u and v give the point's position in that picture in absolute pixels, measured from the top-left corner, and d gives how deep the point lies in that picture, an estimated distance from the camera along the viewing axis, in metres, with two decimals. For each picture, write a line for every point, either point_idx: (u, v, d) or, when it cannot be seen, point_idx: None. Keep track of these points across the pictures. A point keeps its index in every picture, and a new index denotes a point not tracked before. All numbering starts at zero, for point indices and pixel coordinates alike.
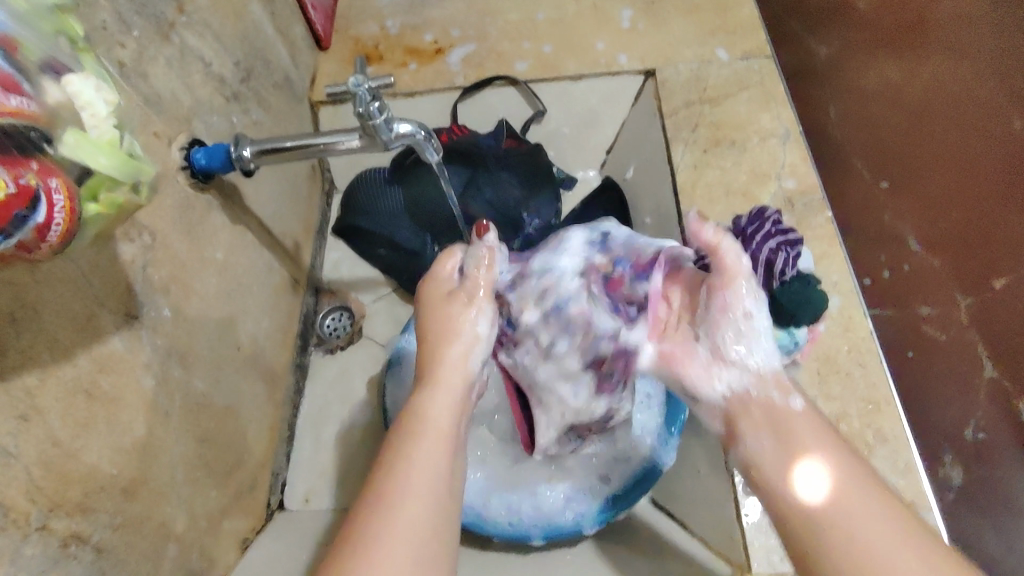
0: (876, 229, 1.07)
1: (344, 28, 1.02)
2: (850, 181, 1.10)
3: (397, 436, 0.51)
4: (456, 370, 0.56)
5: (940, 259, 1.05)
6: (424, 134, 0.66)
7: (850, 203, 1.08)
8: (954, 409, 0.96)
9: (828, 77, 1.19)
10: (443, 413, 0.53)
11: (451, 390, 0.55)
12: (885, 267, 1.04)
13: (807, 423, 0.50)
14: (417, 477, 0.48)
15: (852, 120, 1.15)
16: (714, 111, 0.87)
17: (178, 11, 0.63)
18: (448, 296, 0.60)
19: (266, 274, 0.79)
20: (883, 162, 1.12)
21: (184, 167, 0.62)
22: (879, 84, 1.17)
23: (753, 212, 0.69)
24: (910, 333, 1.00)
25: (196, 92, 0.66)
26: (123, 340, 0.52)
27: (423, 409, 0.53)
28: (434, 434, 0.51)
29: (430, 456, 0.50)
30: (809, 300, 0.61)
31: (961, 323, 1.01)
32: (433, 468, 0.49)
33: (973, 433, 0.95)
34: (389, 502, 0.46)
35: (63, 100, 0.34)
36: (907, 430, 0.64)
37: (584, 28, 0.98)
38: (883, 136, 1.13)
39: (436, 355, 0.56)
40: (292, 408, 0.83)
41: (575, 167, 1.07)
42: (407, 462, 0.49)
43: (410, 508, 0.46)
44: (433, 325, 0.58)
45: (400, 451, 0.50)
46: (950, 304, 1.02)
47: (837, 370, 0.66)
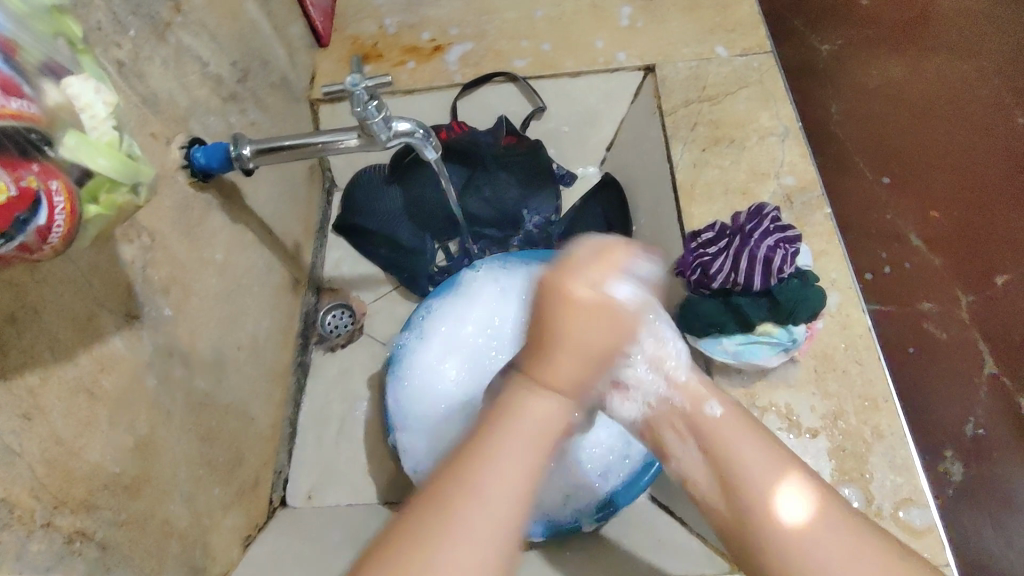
0: (876, 226, 1.06)
1: (342, 27, 1.03)
2: (851, 177, 1.09)
3: (486, 432, 0.49)
4: (578, 383, 0.50)
5: (938, 255, 1.04)
6: (423, 133, 0.66)
7: (852, 200, 1.08)
8: (954, 409, 0.95)
9: (829, 73, 1.18)
10: (544, 413, 0.49)
11: (570, 396, 0.50)
12: (885, 264, 1.03)
13: (730, 428, 0.53)
14: (502, 481, 0.46)
15: (853, 117, 1.14)
16: (712, 109, 0.87)
17: (175, 12, 0.63)
18: (592, 282, 0.49)
19: (265, 274, 0.79)
20: (884, 157, 1.11)
21: (183, 166, 0.63)
22: (881, 82, 1.17)
23: (752, 209, 0.69)
24: (912, 332, 0.99)
25: (193, 93, 0.66)
26: (123, 339, 0.53)
27: (524, 406, 0.49)
28: (525, 430, 0.48)
29: (518, 451, 0.47)
30: (806, 296, 0.63)
31: (961, 320, 1.00)
32: (521, 471, 0.47)
33: (973, 429, 0.95)
34: (470, 489, 0.45)
35: (62, 103, 0.34)
36: (906, 427, 0.64)
37: (581, 26, 0.98)
38: (884, 132, 1.13)
39: (548, 348, 0.49)
40: (293, 406, 0.84)
41: (575, 164, 1.07)
42: (496, 461, 0.47)
43: (486, 514, 0.45)
44: (574, 321, 0.48)
45: (493, 441, 0.48)
46: (950, 302, 1.01)
47: (835, 367, 0.67)
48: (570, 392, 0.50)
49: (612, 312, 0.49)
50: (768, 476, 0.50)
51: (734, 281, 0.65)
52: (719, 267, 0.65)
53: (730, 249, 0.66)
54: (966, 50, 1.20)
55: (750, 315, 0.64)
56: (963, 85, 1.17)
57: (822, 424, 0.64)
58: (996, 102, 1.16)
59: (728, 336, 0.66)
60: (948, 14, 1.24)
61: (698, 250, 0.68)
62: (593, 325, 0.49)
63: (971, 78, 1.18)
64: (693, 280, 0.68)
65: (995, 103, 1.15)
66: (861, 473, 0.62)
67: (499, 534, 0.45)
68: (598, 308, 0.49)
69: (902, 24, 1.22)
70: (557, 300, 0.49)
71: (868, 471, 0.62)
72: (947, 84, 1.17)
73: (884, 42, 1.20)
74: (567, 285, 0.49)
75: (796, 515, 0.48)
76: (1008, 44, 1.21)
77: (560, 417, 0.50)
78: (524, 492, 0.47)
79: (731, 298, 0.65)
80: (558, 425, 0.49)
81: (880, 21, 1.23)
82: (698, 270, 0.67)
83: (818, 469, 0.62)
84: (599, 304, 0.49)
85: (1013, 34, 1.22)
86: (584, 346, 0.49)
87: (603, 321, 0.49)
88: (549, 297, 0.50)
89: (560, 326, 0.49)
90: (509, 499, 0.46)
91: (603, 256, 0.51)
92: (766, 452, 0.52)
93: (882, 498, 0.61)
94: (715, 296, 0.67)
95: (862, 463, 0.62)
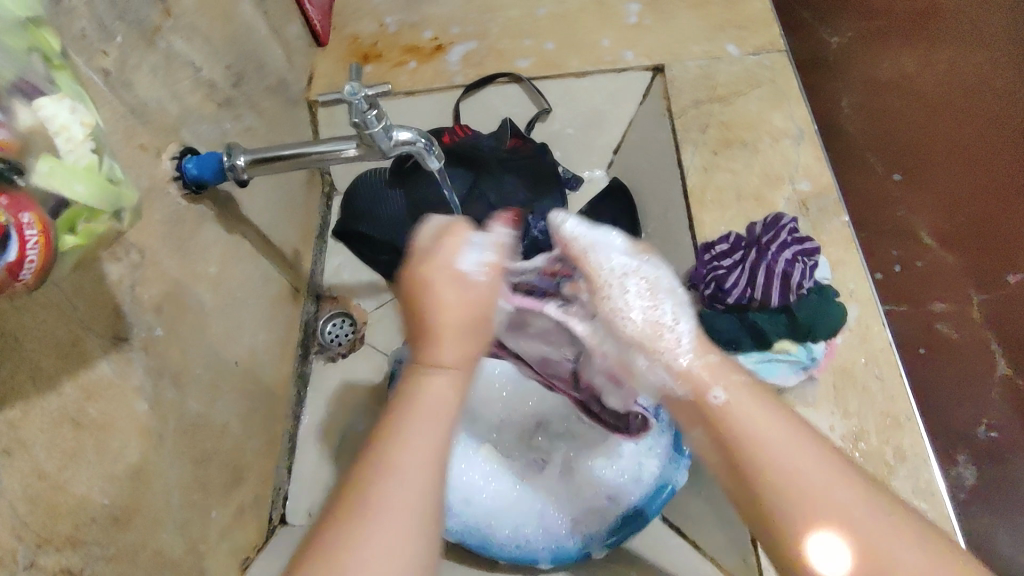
0: (890, 223, 1.02)
1: (340, 26, 1.00)
2: (863, 174, 1.05)
3: (398, 413, 0.44)
4: (464, 355, 0.47)
5: (953, 254, 1.01)
6: (424, 141, 0.62)
7: (867, 197, 1.03)
8: (968, 410, 0.93)
9: (839, 66, 1.13)
10: (440, 391, 0.45)
11: (463, 368, 0.47)
12: (897, 262, 0.99)
13: (748, 413, 0.44)
14: (419, 459, 0.41)
15: (865, 112, 1.10)
16: (723, 110, 0.84)
17: (164, 16, 0.61)
18: (448, 271, 0.49)
19: (262, 285, 0.77)
20: (897, 152, 1.07)
21: (175, 178, 0.60)
22: (894, 75, 1.13)
23: (769, 219, 0.66)
24: (924, 332, 0.96)
25: (185, 100, 0.63)
26: (111, 364, 0.51)
27: (429, 384, 0.45)
28: (432, 410, 0.44)
29: (435, 429, 0.43)
30: (826, 312, 0.60)
31: (974, 321, 0.98)
32: (437, 448, 0.42)
33: (987, 431, 0.92)
34: (385, 478, 0.40)
35: (34, 127, 0.31)
36: (928, 446, 0.61)
37: (587, 24, 0.95)
38: (898, 127, 1.09)
39: (436, 332, 0.47)
40: (292, 419, 0.82)
41: (580, 168, 1.03)
42: (410, 439, 0.42)
43: (401, 494, 0.39)
44: (441, 294, 0.48)
45: (397, 421, 0.43)
46: (964, 301, 0.99)
47: (855, 383, 0.64)
48: (461, 362, 0.47)
49: (477, 294, 0.49)
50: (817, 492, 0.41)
51: (751, 296, 0.63)
52: (735, 281, 0.63)
53: (745, 261, 0.64)
54: (980, 43, 1.17)
55: (767, 331, 0.62)
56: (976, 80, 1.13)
57: (841, 445, 0.62)
58: (1009, 97, 1.12)
59: (744, 354, 0.63)
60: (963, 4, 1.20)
61: (712, 262, 0.66)
62: (457, 295, 0.48)
63: (984, 73, 1.14)
64: (707, 294, 0.66)
65: (1008, 98, 1.12)
66: None
67: (420, 518, 0.39)
68: (457, 288, 0.48)
69: (917, 14, 1.18)
70: (418, 283, 0.49)
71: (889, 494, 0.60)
72: (960, 79, 1.13)
73: (898, 33, 1.17)
74: (427, 272, 0.49)
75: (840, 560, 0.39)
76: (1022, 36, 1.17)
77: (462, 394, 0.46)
78: (439, 485, 0.41)
79: (746, 314, 0.64)
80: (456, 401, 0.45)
81: (892, 13, 1.18)
82: (712, 283, 0.65)
83: None
84: (462, 278, 0.49)
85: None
86: (467, 316, 0.48)
87: (460, 295, 0.49)
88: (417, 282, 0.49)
89: (430, 303, 0.48)
90: (425, 480, 0.41)
91: (448, 235, 0.50)
92: (806, 448, 0.42)
93: None
94: (730, 310, 0.65)
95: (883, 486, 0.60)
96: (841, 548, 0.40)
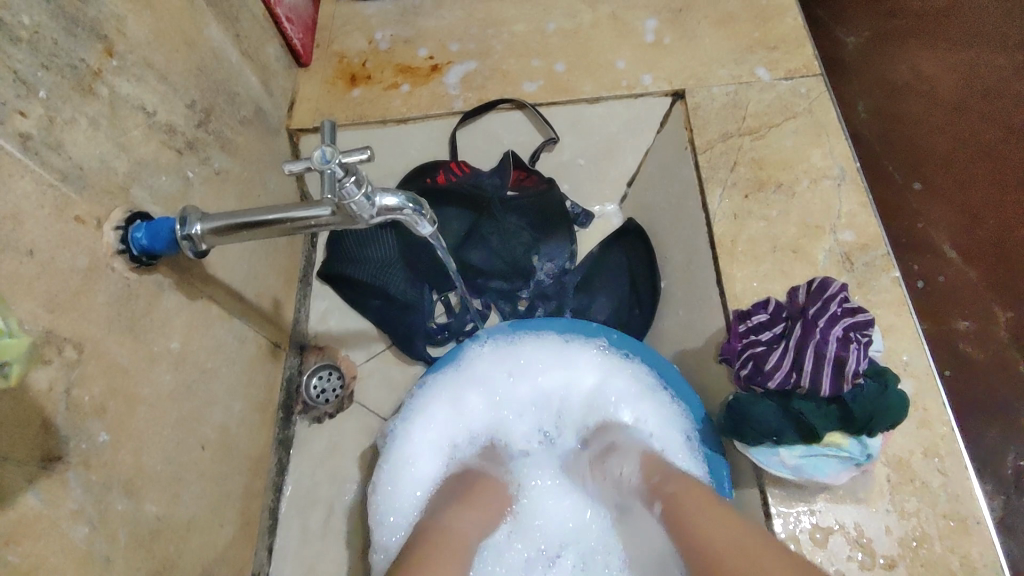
0: (907, 236, 0.94)
1: (326, 42, 0.90)
2: (880, 183, 0.98)
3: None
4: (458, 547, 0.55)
5: (975, 270, 0.92)
6: (413, 207, 0.52)
7: (885, 206, 0.96)
8: (995, 434, 0.85)
9: (856, 69, 1.05)
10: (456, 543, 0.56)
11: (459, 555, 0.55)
12: (918, 278, 0.92)
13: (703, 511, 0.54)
14: None
15: (883, 115, 1.02)
16: (754, 145, 0.75)
17: (108, 55, 0.51)
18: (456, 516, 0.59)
19: (236, 348, 0.68)
20: (917, 159, 0.98)
21: (120, 251, 0.51)
22: (909, 76, 1.04)
23: (815, 286, 0.56)
24: (945, 351, 0.88)
25: (137, 152, 0.54)
26: (39, 492, 0.42)
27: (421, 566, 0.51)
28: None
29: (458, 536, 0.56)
30: (886, 405, 0.51)
31: (999, 340, 0.89)
32: None
33: (1016, 460, 0.83)
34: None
35: None
36: (1000, 554, 0.53)
37: (599, 42, 0.85)
38: (919, 132, 1.00)
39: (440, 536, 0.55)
40: (273, 493, 0.74)
41: (590, 202, 0.93)
42: None
43: None
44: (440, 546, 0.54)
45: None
46: (986, 317, 0.90)
47: (913, 479, 0.55)
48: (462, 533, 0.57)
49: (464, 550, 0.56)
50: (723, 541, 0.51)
51: (796, 383, 0.53)
52: (777, 363, 0.54)
53: (788, 340, 0.54)
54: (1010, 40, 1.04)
55: (815, 425, 0.52)
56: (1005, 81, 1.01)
57: (900, 551, 0.53)
58: None
59: (787, 446, 0.54)
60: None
61: (748, 336, 0.57)
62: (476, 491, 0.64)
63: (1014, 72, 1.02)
64: (743, 375, 0.56)
65: None
66: None
67: None
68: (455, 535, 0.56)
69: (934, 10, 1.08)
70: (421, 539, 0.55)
71: None
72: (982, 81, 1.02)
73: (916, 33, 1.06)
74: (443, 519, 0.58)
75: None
76: None
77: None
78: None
79: (791, 402, 0.53)
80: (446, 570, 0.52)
81: (905, 8, 1.09)
82: (749, 363, 0.55)
83: None
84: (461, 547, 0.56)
85: None
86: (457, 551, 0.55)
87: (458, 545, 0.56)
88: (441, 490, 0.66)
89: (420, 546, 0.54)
90: None
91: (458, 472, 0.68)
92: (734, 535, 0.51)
93: None
94: (771, 396, 0.55)
95: None
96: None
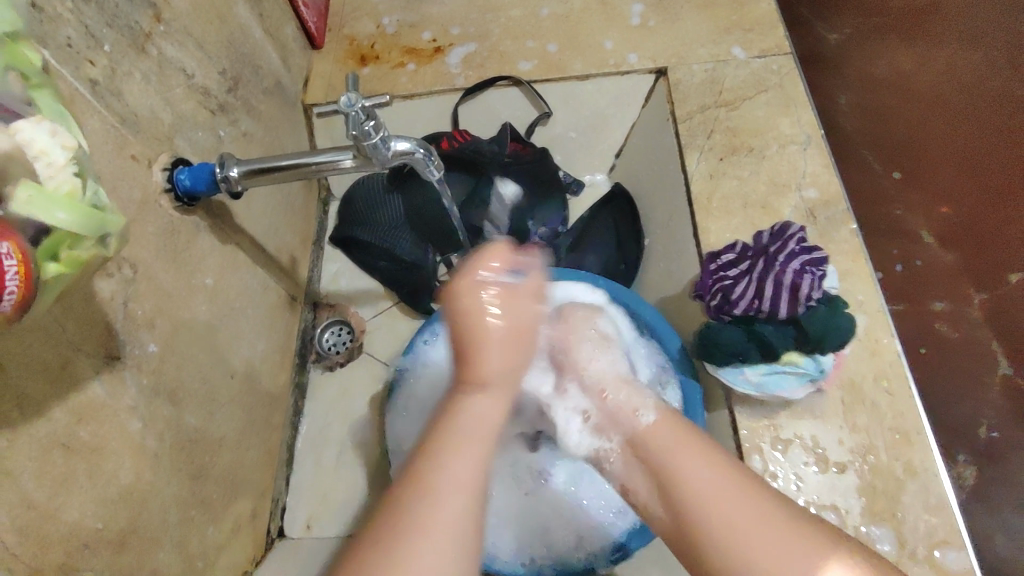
0: (893, 223, 0.92)
1: (338, 26, 0.98)
2: (864, 171, 0.96)
3: (440, 440, 0.49)
4: (502, 370, 0.55)
5: None
6: (423, 152, 0.61)
7: (859, 191, 0.94)
8: (969, 409, 0.86)
9: (837, 59, 1.05)
10: (488, 413, 0.52)
11: (500, 387, 0.54)
12: (897, 261, 0.90)
13: (666, 435, 0.53)
14: (454, 475, 0.47)
15: (863, 106, 1.01)
16: (729, 116, 0.82)
17: (156, 20, 0.58)
18: (496, 345, 0.55)
19: (259, 294, 0.75)
20: (896, 150, 0.97)
21: (167, 189, 0.58)
22: (887, 70, 1.01)
23: (776, 229, 0.64)
24: (926, 334, 0.87)
25: (178, 107, 0.61)
26: (103, 384, 0.49)
27: (468, 410, 0.52)
28: (480, 434, 0.50)
29: (472, 455, 0.49)
30: (836, 326, 0.59)
31: (973, 319, 0.87)
32: (476, 471, 0.48)
33: (989, 434, 0.86)
34: (429, 500, 0.45)
35: (12, 151, 0.29)
36: (939, 462, 0.60)
37: (590, 25, 0.93)
38: (902, 120, 0.98)
39: (474, 356, 0.55)
40: (291, 429, 0.81)
41: (581, 172, 1.03)
42: (452, 462, 0.47)
43: (446, 508, 0.45)
44: (472, 407, 0.52)
45: (433, 449, 0.49)
46: (964, 299, 0.87)
47: (863, 398, 0.63)
48: (500, 385, 0.55)
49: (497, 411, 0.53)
50: (721, 502, 0.48)
51: (758, 308, 0.61)
52: (742, 292, 0.61)
53: (752, 272, 0.62)
54: None
55: (774, 344, 0.60)
56: None
57: (850, 459, 0.61)
58: None
59: (751, 366, 0.62)
60: None
61: (718, 273, 0.64)
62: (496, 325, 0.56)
63: None
64: (713, 305, 0.64)
65: None
66: (893, 513, 0.59)
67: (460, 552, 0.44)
68: (485, 402, 0.53)
69: None
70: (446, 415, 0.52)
71: (901, 511, 0.59)
72: None
73: (895, 26, 1.02)
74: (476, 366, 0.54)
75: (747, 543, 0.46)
76: None
77: (500, 420, 0.53)
78: (474, 491, 0.47)
79: (754, 326, 0.61)
80: (494, 423, 0.52)
81: None
82: (718, 295, 0.63)
83: (846, 507, 0.59)
84: (502, 394, 0.55)
85: None
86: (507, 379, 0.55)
87: (492, 407, 0.53)
88: (469, 313, 0.56)
89: (452, 404, 0.53)
90: (455, 551, 0.43)
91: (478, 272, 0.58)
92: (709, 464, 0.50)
93: (916, 542, 0.57)
94: (737, 323, 0.63)
95: (893, 503, 0.59)
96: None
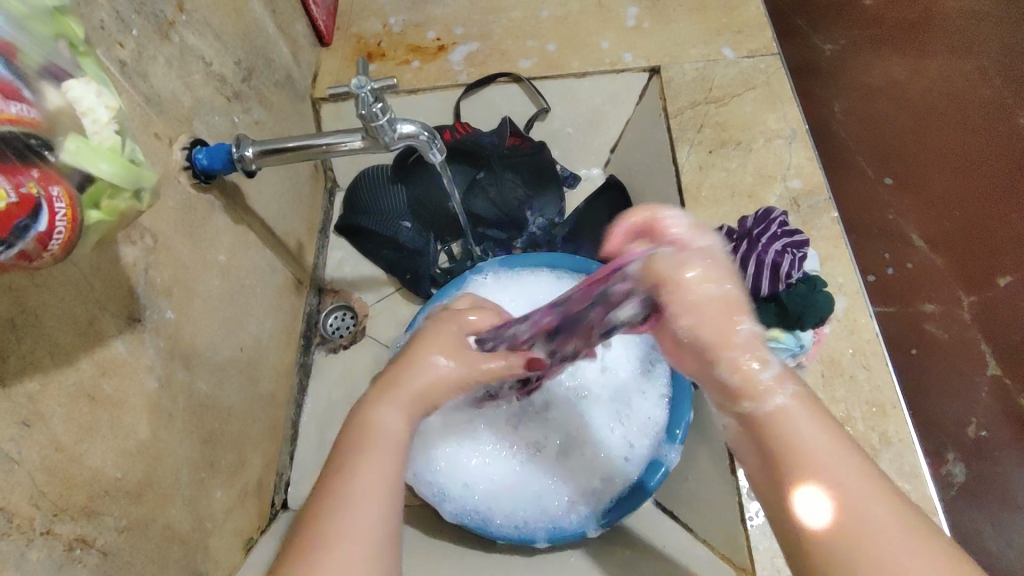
0: (880, 226, 1.01)
1: (345, 25, 1.02)
2: (855, 179, 1.05)
3: (347, 447, 0.47)
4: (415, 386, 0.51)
5: (941, 256, 1.00)
6: (427, 134, 0.65)
7: (854, 198, 1.03)
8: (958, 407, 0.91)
9: (832, 72, 1.13)
10: (395, 420, 0.49)
11: (408, 399, 0.51)
12: (889, 264, 0.98)
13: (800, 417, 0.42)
14: (366, 487, 0.44)
15: (856, 115, 1.10)
16: (718, 111, 0.86)
17: (178, 10, 0.62)
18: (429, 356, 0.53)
19: (268, 275, 0.79)
20: (887, 157, 1.06)
21: (186, 167, 0.62)
22: (883, 81, 1.12)
23: (760, 213, 0.68)
24: (913, 332, 0.94)
25: (197, 92, 0.65)
26: (125, 343, 0.52)
27: (378, 420, 0.49)
28: (386, 443, 0.47)
29: (379, 464, 0.46)
30: (813, 302, 0.62)
31: (963, 320, 0.96)
32: (387, 475, 0.46)
33: (976, 430, 0.90)
34: (340, 507, 0.43)
35: (63, 106, 0.33)
36: (913, 433, 0.64)
37: (588, 26, 0.97)
38: (889, 133, 1.08)
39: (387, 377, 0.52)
40: (295, 407, 0.84)
41: (578, 167, 1.07)
42: (361, 470, 0.45)
43: (358, 516, 0.43)
44: (382, 416, 0.49)
45: (345, 463, 0.46)
46: (951, 301, 0.97)
47: (842, 372, 0.66)
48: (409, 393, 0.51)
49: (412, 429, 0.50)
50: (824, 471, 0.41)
51: None
52: None
53: (737, 253, 0.65)
54: (970, 51, 1.15)
55: (755, 319, 0.64)
56: (967, 85, 1.12)
57: None
58: (998, 103, 1.10)
59: None
60: (954, 13, 1.19)
61: None
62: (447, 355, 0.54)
63: (974, 78, 1.12)
64: None
65: (997, 104, 1.10)
66: None
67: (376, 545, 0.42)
68: (395, 414, 0.50)
69: (905, 24, 1.17)
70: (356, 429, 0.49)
71: None
72: (949, 84, 1.12)
73: (886, 43, 1.16)
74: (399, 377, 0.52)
75: (818, 518, 0.40)
76: (1012, 45, 1.15)
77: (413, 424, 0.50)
78: (390, 487, 0.45)
79: None
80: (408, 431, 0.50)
81: (882, 20, 1.18)
82: None
83: None
84: (416, 405, 0.51)
85: (1002, 35, 1.16)
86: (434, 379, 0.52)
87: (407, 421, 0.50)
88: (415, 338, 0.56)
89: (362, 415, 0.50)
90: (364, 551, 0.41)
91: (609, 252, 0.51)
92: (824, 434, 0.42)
93: None
94: None
95: None
96: (822, 501, 0.40)
